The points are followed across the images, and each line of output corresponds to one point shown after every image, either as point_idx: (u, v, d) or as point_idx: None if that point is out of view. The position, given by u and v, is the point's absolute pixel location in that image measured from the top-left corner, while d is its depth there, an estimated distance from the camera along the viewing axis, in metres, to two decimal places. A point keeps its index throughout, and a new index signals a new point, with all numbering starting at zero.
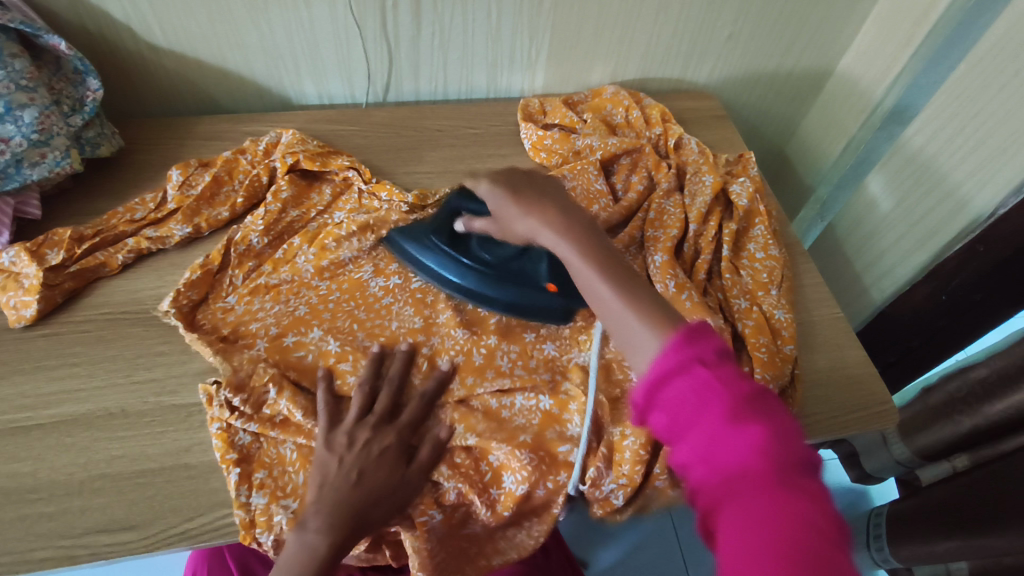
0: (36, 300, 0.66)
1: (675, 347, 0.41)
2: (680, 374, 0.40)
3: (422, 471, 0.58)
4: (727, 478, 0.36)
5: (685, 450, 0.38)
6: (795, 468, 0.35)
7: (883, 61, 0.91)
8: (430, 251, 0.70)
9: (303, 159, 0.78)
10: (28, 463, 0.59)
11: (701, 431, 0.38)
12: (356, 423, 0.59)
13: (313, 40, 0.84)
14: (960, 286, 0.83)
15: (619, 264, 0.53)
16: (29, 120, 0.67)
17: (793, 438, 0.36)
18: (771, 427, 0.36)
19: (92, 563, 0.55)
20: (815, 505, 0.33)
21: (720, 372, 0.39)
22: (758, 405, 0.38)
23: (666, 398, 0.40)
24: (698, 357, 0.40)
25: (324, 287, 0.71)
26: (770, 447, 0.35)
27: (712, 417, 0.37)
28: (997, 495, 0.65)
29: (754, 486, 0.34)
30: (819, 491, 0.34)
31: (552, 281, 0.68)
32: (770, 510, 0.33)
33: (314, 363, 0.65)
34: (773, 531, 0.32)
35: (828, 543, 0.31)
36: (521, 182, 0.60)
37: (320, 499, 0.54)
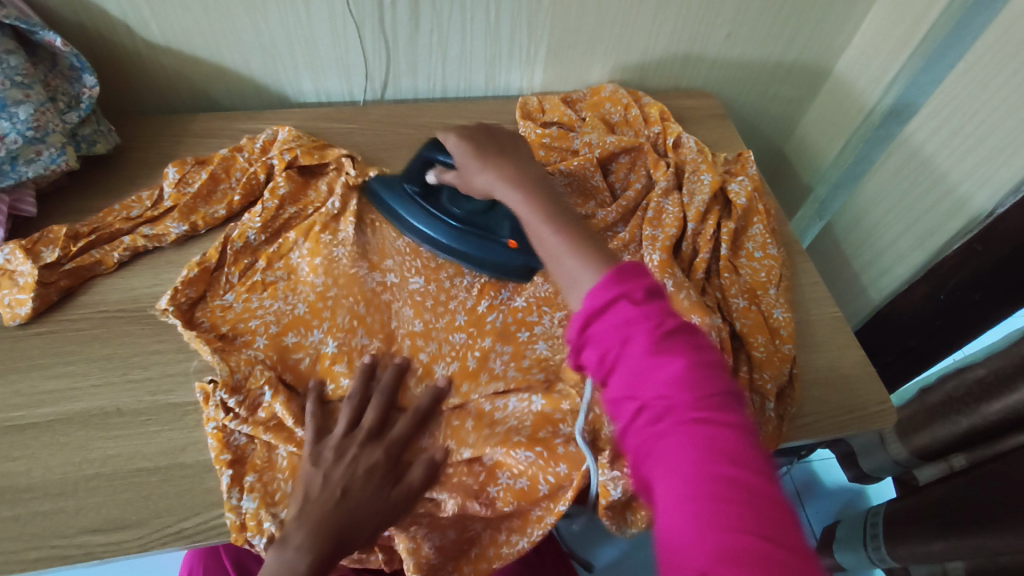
0: (30, 298, 0.65)
1: (602, 284, 0.40)
2: (607, 312, 0.40)
3: (411, 493, 0.56)
4: (653, 414, 0.37)
5: (614, 386, 0.39)
6: (717, 401, 0.36)
7: (883, 59, 0.91)
8: (403, 201, 0.73)
9: (301, 155, 0.77)
10: (23, 462, 0.59)
11: (628, 366, 0.38)
12: (343, 438, 0.58)
13: (310, 36, 0.83)
14: (957, 285, 0.82)
15: (567, 215, 0.51)
16: (24, 116, 0.67)
17: (714, 370, 0.37)
18: (694, 362, 0.37)
19: (86, 563, 0.55)
20: (737, 436, 0.35)
21: (646, 309, 0.39)
22: (681, 339, 0.38)
23: (596, 334, 0.40)
24: (626, 294, 0.39)
25: (320, 283, 0.70)
26: (692, 382, 0.36)
27: (638, 353, 0.38)
28: (994, 495, 0.64)
29: (680, 421, 0.35)
30: (739, 419, 0.36)
31: (512, 237, 0.70)
32: (693, 443, 0.35)
33: (311, 367, 0.65)
34: (696, 466, 0.34)
35: (746, 470, 0.34)
36: (480, 131, 0.62)
37: (303, 515, 0.53)
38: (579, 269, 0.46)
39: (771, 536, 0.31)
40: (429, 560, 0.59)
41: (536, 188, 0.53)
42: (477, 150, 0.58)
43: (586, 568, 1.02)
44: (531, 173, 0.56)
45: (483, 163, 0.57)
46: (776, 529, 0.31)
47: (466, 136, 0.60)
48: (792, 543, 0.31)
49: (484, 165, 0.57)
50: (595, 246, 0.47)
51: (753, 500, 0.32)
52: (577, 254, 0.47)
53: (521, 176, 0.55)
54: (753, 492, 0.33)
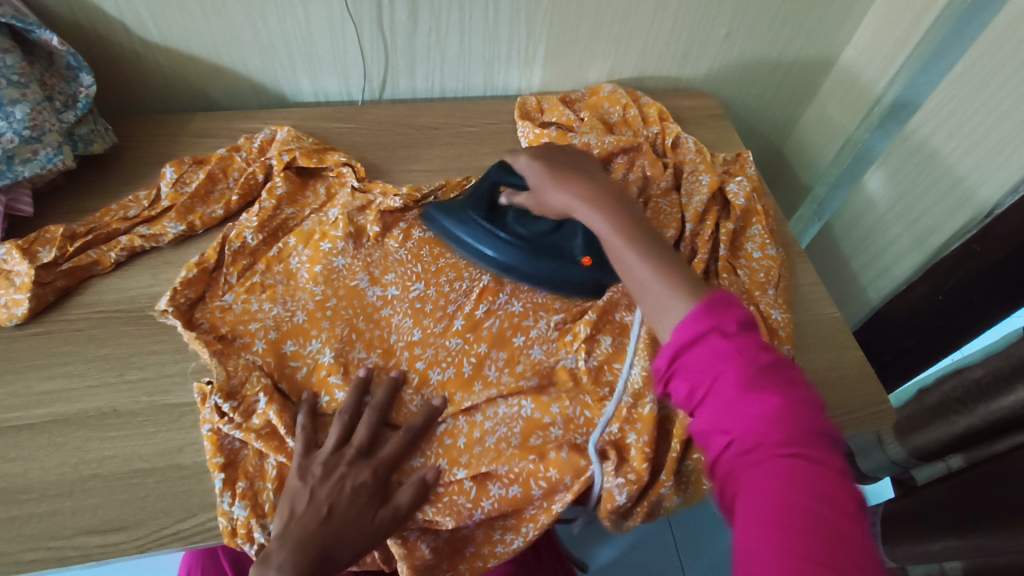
0: (27, 298, 0.65)
1: (695, 315, 0.41)
2: (698, 344, 0.40)
3: (397, 516, 0.57)
4: (741, 445, 0.37)
5: (703, 419, 0.39)
6: (813, 442, 0.35)
7: (882, 58, 0.91)
8: (469, 226, 0.72)
9: (300, 156, 0.77)
10: (19, 463, 0.58)
11: (719, 399, 0.38)
12: (333, 454, 0.58)
13: (308, 36, 0.83)
14: (955, 286, 0.82)
15: (655, 240, 0.51)
16: (20, 116, 0.66)
17: (810, 411, 0.37)
18: (783, 397, 0.37)
19: (83, 564, 0.55)
20: (831, 480, 0.34)
21: (740, 343, 0.39)
22: (773, 374, 0.38)
23: (686, 366, 0.41)
24: (718, 326, 0.40)
25: (319, 292, 0.70)
26: (780, 415, 0.36)
27: (730, 387, 0.38)
28: (992, 496, 0.64)
29: (772, 457, 0.35)
30: (830, 460, 0.35)
31: (586, 254, 0.70)
32: (783, 479, 0.34)
33: (307, 377, 0.64)
34: (782, 496, 0.33)
35: (839, 514, 0.33)
36: (551, 150, 0.62)
37: (286, 534, 0.53)
38: (667, 298, 0.46)
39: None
40: (424, 561, 0.59)
41: (614, 207, 0.54)
42: (550, 170, 0.59)
43: (584, 568, 1.01)
44: (609, 190, 0.56)
45: (558, 183, 0.57)
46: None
47: (539, 156, 0.61)
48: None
49: (560, 185, 0.57)
50: (683, 272, 0.47)
51: (847, 546, 0.31)
52: (664, 281, 0.47)
53: (599, 195, 0.55)
54: (845, 538, 0.32)
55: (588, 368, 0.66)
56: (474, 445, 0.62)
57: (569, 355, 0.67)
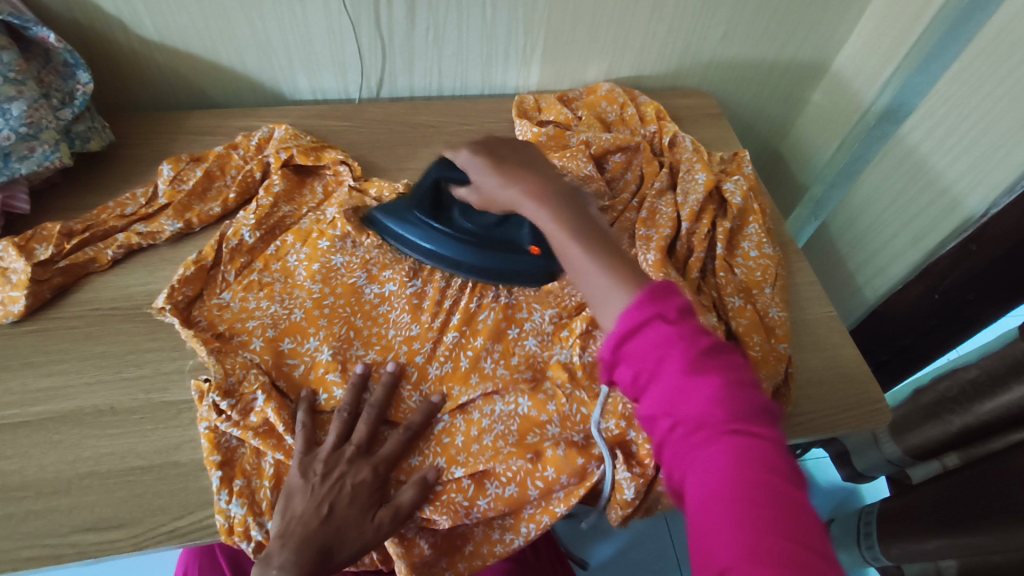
0: (24, 295, 0.65)
1: (636, 304, 0.40)
2: (642, 329, 0.39)
3: (400, 515, 0.57)
4: (688, 430, 0.36)
5: (649, 404, 0.39)
6: (753, 420, 0.35)
7: (877, 60, 0.91)
8: (415, 226, 0.70)
9: (296, 154, 0.77)
10: (15, 461, 0.58)
11: (663, 384, 0.38)
12: (333, 451, 0.58)
13: (306, 34, 0.83)
14: (952, 284, 0.83)
15: (600, 235, 0.47)
16: (16, 113, 0.66)
17: (749, 387, 0.37)
18: (725, 377, 0.36)
19: (80, 562, 0.55)
20: (774, 452, 0.34)
21: (682, 327, 0.39)
22: (714, 356, 0.38)
23: (630, 354, 0.40)
24: (662, 313, 0.39)
25: (317, 290, 0.70)
26: (723, 397, 0.36)
27: (674, 369, 0.37)
28: (986, 493, 0.65)
29: (717, 436, 0.35)
30: (772, 437, 0.35)
31: (534, 243, 0.68)
32: (730, 457, 0.34)
33: (305, 375, 0.64)
34: (734, 481, 0.33)
35: (784, 484, 0.33)
36: (493, 142, 0.59)
37: (287, 533, 0.54)
38: (604, 284, 0.43)
39: (810, 550, 0.31)
40: (422, 558, 0.59)
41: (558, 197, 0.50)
42: (494, 165, 0.55)
43: (583, 566, 1.01)
44: (552, 181, 0.52)
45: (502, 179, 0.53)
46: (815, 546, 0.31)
47: (481, 150, 0.57)
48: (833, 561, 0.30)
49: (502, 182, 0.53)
50: (626, 261, 0.45)
51: (795, 518, 0.32)
52: (607, 269, 0.44)
53: (540, 186, 0.51)
54: (790, 508, 0.32)
55: (583, 363, 0.66)
56: (471, 443, 0.62)
57: (564, 349, 0.67)
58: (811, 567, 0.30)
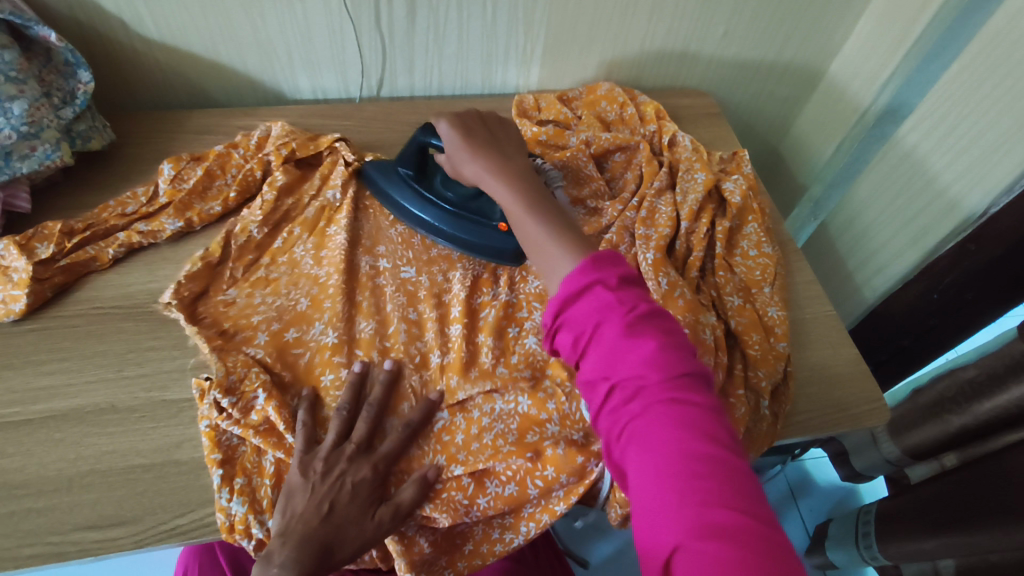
0: (25, 294, 0.65)
1: (580, 270, 0.45)
2: (585, 296, 0.44)
3: (400, 513, 0.57)
4: (624, 389, 0.40)
5: (590, 366, 0.43)
6: (685, 381, 0.39)
7: (876, 60, 0.91)
8: (397, 182, 0.75)
9: (297, 148, 0.78)
10: (17, 459, 0.59)
11: (603, 346, 0.42)
12: (334, 449, 0.58)
13: (307, 33, 0.83)
14: (951, 284, 0.83)
15: (554, 211, 0.55)
16: (18, 112, 0.66)
17: (682, 352, 0.41)
18: (660, 341, 0.41)
19: (81, 559, 0.55)
20: (702, 408, 0.38)
21: (619, 294, 0.43)
22: (650, 322, 0.42)
23: (574, 319, 0.44)
24: (603, 280, 0.45)
25: (321, 275, 0.71)
26: (657, 359, 0.40)
27: (612, 332, 0.42)
28: (983, 492, 0.65)
29: (650, 393, 0.39)
30: (702, 398, 0.39)
31: (502, 221, 0.72)
32: (662, 412, 0.38)
33: (311, 362, 0.65)
34: (667, 438, 0.37)
35: (710, 435, 0.37)
36: (469, 116, 0.64)
37: (288, 531, 0.54)
38: (554, 254, 0.51)
39: (732, 493, 0.34)
40: (422, 556, 0.59)
41: (518, 179, 0.58)
42: (465, 137, 0.61)
43: (582, 566, 1.02)
44: (511, 161, 0.60)
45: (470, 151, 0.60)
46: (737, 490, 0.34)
47: (457, 121, 0.63)
48: (754, 503, 0.34)
49: (469, 155, 0.60)
50: (574, 235, 0.52)
51: (721, 465, 0.35)
52: (557, 243, 0.51)
53: (500, 165, 0.59)
54: (716, 457, 0.36)
55: None
56: (471, 441, 0.62)
57: None
58: (731, 515, 0.33)
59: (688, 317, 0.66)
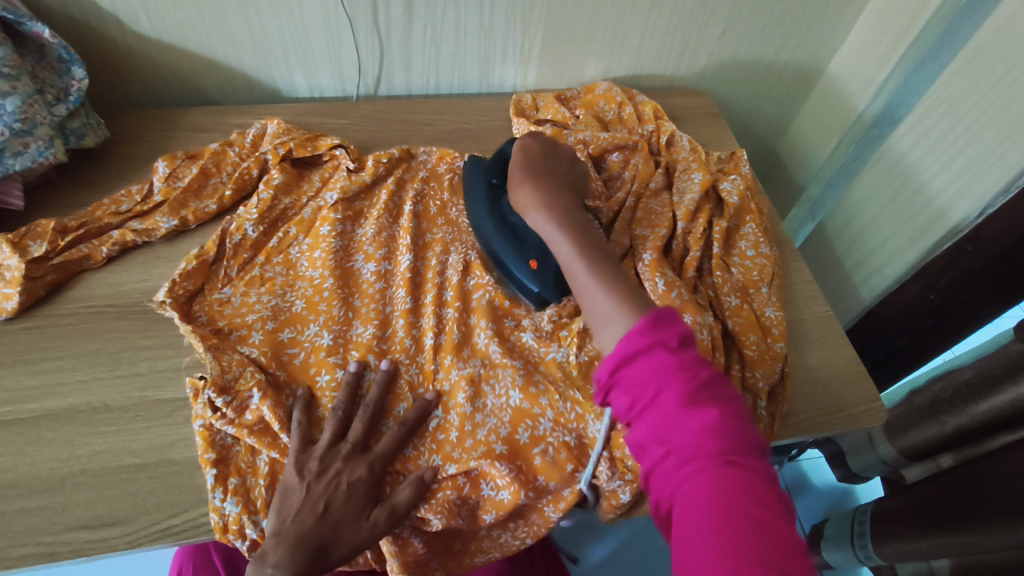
0: (17, 292, 0.65)
1: (639, 331, 0.45)
2: (645, 359, 0.44)
3: (396, 514, 0.56)
4: (678, 452, 0.40)
5: (642, 431, 0.42)
6: (740, 450, 0.39)
7: (873, 61, 0.91)
8: (479, 185, 0.72)
9: (295, 147, 0.77)
10: (8, 458, 0.58)
11: (659, 411, 0.41)
12: (329, 449, 0.58)
13: (303, 31, 0.83)
14: (947, 285, 0.83)
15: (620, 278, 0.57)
16: (11, 108, 0.66)
17: (741, 424, 0.41)
18: (720, 409, 0.40)
19: (73, 560, 0.55)
20: (759, 482, 0.37)
21: (680, 359, 0.43)
22: (710, 390, 0.42)
23: (631, 379, 0.44)
24: (662, 343, 0.44)
25: (317, 277, 0.70)
26: (717, 426, 0.39)
27: (671, 400, 0.41)
28: (976, 494, 0.65)
29: (706, 461, 0.38)
30: (759, 470, 0.38)
31: (535, 257, 0.66)
32: (712, 476, 0.37)
33: (306, 362, 0.65)
34: (720, 505, 0.36)
35: (763, 509, 0.36)
36: (544, 144, 0.72)
37: (281, 532, 0.54)
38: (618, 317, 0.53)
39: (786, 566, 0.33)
40: (415, 557, 0.59)
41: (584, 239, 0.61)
42: (528, 168, 0.68)
43: (574, 561, 1.02)
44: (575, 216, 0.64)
45: (524, 180, 0.67)
46: (784, 562, 0.33)
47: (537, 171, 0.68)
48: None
49: (522, 184, 0.66)
50: (617, 282, 0.56)
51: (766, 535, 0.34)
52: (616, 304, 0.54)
53: (548, 195, 0.65)
54: (765, 529, 0.35)
55: (579, 362, 0.64)
56: (466, 439, 0.61)
57: (560, 348, 0.66)
58: None
59: (686, 319, 0.65)
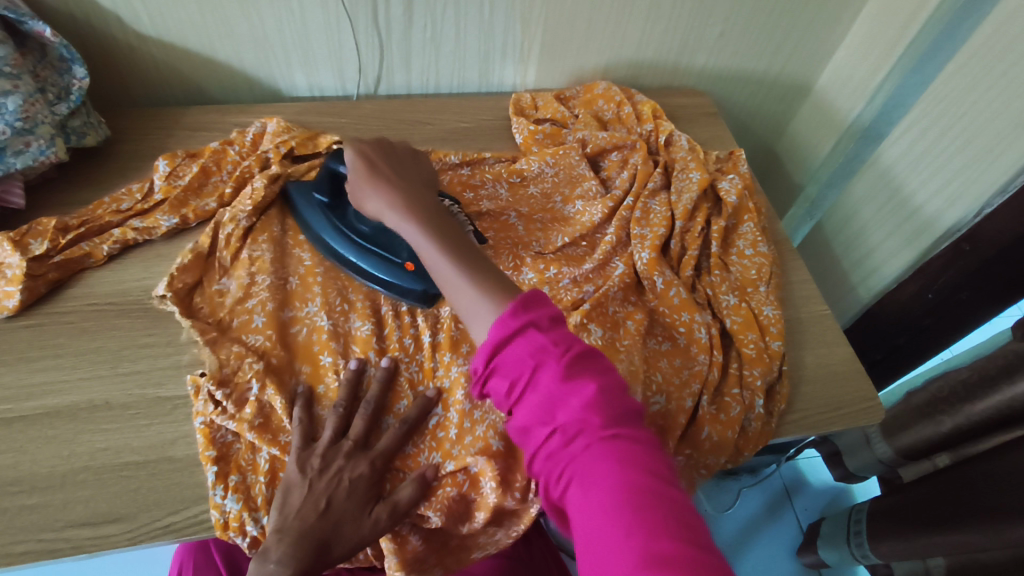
0: (18, 290, 0.65)
1: (509, 315, 0.42)
2: (518, 343, 0.41)
3: (398, 510, 0.57)
4: (566, 432, 0.38)
5: (528, 413, 0.40)
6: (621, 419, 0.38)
7: (871, 62, 0.92)
8: (313, 209, 0.73)
9: (296, 147, 0.79)
10: (9, 455, 0.58)
11: (541, 395, 0.39)
12: (331, 446, 0.58)
13: (303, 30, 0.83)
14: (945, 285, 0.83)
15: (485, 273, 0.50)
16: (12, 107, 0.66)
17: (620, 393, 0.39)
18: (599, 381, 0.39)
19: (75, 556, 0.55)
20: (642, 447, 0.37)
21: (554, 340, 0.41)
22: (586, 363, 0.40)
23: (507, 367, 0.41)
24: (533, 325, 0.42)
25: (309, 261, 0.72)
26: (597, 399, 0.38)
27: (549, 379, 0.39)
28: (971, 494, 0.66)
29: (592, 434, 0.37)
30: (640, 434, 0.38)
31: (410, 259, 0.68)
32: (601, 449, 0.36)
33: (308, 340, 0.66)
34: (610, 473, 0.35)
35: (647, 470, 0.35)
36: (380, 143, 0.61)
37: (284, 527, 0.54)
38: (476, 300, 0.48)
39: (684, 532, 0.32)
40: (414, 554, 0.59)
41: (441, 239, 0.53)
42: (370, 172, 0.58)
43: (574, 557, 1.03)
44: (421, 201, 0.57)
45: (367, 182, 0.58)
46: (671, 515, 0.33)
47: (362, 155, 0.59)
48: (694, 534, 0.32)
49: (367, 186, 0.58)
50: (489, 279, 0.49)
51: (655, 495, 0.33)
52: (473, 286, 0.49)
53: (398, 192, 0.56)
54: (649, 483, 0.34)
55: None
56: (465, 435, 0.62)
57: None
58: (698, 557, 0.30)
59: (682, 317, 0.69)
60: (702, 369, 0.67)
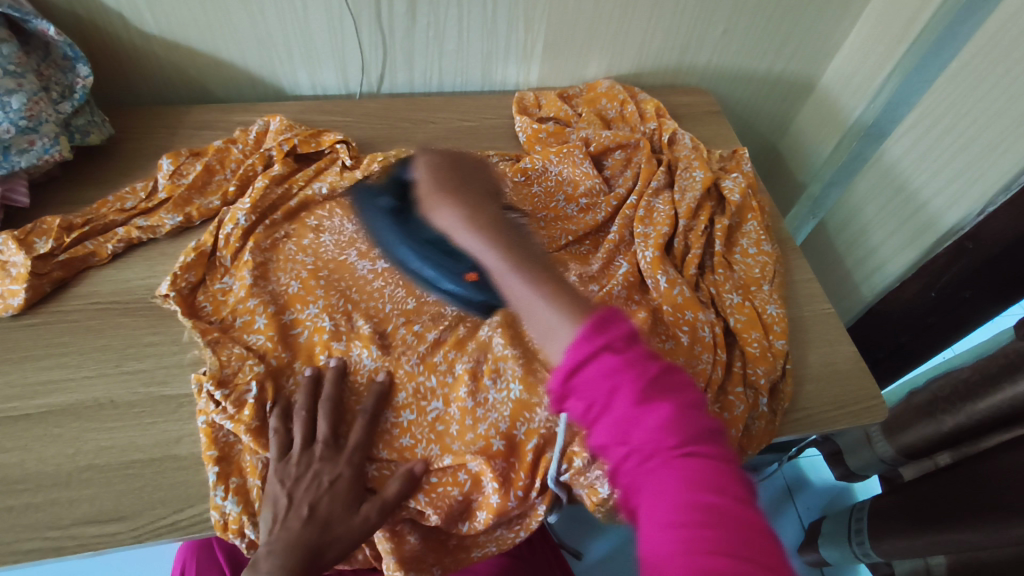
0: (23, 288, 0.65)
1: (581, 337, 0.34)
2: (590, 362, 0.34)
3: (385, 506, 0.56)
4: (643, 458, 0.32)
5: (599, 435, 0.34)
6: (702, 442, 0.32)
7: (876, 58, 0.91)
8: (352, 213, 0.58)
9: (298, 144, 0.79)
10: (15, 453, 0.58)
11: (614, 417, 0.33)
12: (302, 452, 0.58)
13: (307, 28, 0.83)
14: (948, 282, 0.84)
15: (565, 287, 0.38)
16: (16, 106, 0.66)
17: (700, 412, 0.34)
18: (679, 402, 0.33)
19: (80, 554, 0.55)
20: (725, 474, 0.31)
21: (631, 358, 0.34)
22: (666, 382, 0.34)
23: (577, 389, 0.34)
24: (608, 345, 0.34)
25: (311, 262, 0.72)
26: (678, 421, 0.32)
27: (624, 401, 0.33)
28: (970, 492, 0.66)
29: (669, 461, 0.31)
30: (723, 459, 0.32)
31: None
32: (680, 478, 0.31)
33: (309, 341, 0.66)
34: (688, 505, 0.30)
35: (729, 498, 0.30)
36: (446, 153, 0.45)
37: (273, 540, 0.53)
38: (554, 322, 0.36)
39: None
40: (413, 552, 0.59)
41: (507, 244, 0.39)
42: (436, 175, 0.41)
43: (575, 557, 1.02)
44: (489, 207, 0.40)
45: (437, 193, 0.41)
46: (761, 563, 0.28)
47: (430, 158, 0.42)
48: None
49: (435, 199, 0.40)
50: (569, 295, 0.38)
51: (736, 528, 0.29)
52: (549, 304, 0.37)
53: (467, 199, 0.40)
54: (733, 522, 0.29)
55: None
56: (466, 432, 0.62)
57: None
58: None
59: (686, 316, 0.69)
60: (706, 367, 0.67)
